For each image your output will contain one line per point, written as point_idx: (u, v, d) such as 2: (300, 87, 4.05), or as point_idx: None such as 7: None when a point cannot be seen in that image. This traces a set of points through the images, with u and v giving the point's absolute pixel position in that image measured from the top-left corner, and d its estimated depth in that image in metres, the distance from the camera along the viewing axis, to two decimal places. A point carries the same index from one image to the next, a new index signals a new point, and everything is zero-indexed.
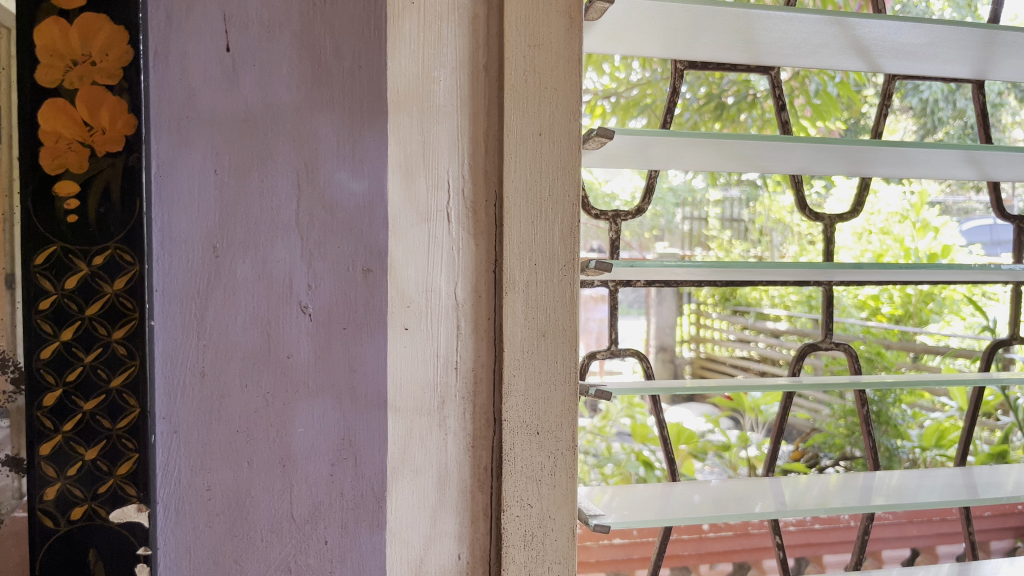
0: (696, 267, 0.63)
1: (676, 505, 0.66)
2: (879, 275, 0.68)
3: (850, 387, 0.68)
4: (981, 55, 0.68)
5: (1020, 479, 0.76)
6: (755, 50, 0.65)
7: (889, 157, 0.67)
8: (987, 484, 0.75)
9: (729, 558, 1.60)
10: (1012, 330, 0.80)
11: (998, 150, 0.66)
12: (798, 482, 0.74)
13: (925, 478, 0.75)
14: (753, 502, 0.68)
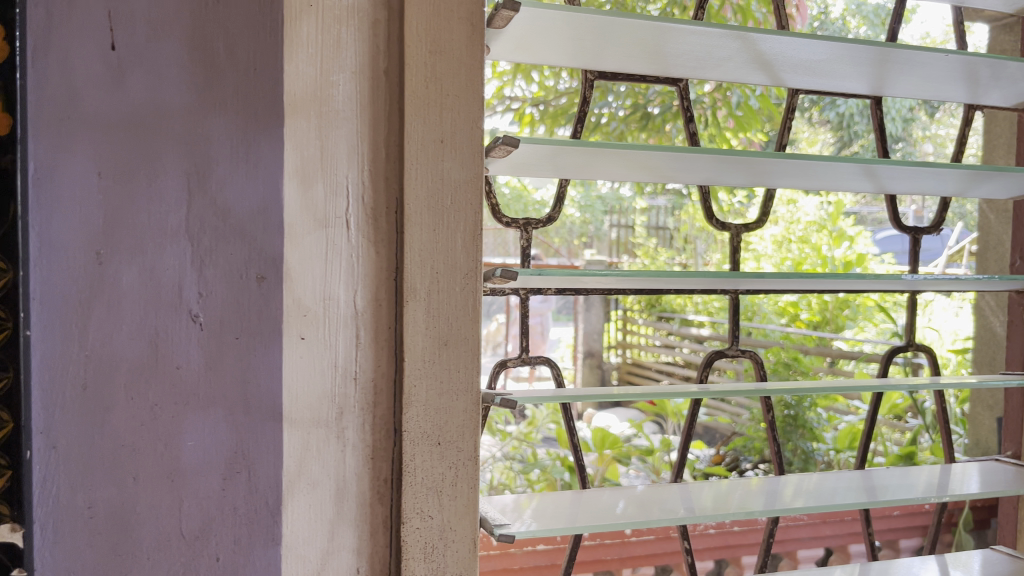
0: (607, 275, 0.62)
1: (600, 514, 0.65)
2: (784, 284, 0.70)
3: (757, 394, 0.68)
4: (876, 69, 0.70)
5: (927, 481, 0.78)
6: (662, 62, 0.66)
7: (789, 169, 0.69)
8: (896, 486, 0.77)
9: (649, 562, 1.62)
10: (910, 336, 0.83)
11: (895, 165, 0.69)
12: (714, 488, 0.75)
13: (837, 482, 0.77)
14: (668, 509, 0.68)
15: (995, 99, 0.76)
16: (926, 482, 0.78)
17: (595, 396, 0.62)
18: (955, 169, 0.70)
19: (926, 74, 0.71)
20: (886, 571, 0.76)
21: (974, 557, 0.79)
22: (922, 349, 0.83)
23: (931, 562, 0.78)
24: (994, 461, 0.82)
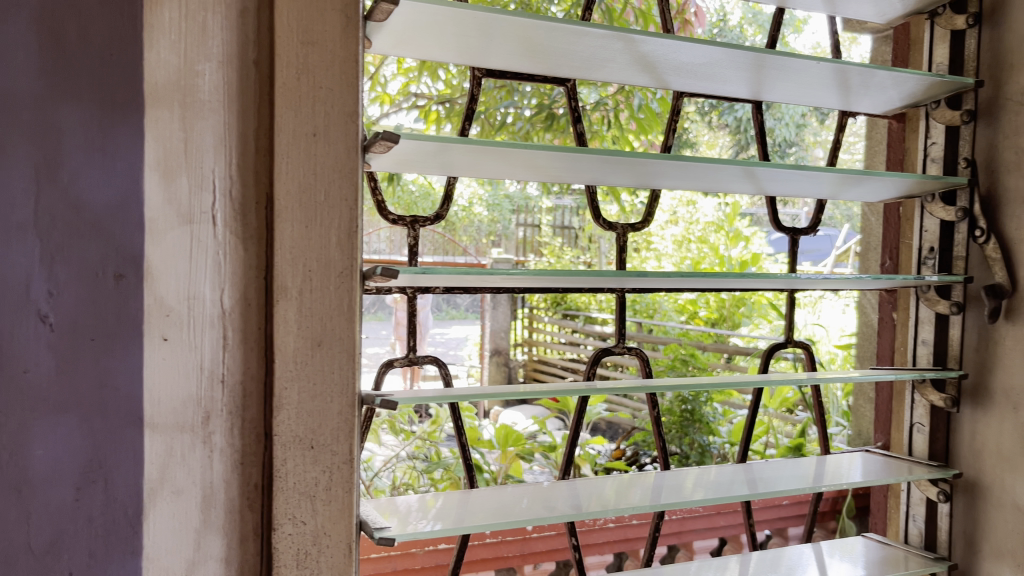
0: (500, 273, 0.61)
1: (506, 513, 0.65)
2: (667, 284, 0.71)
3: (642, 391, 0.68)
4: (753, 74, 0.72)
5: (805, 471, 0.81)
6: (546, 59, 0.67)
7: (671, 170, 0.70)
8: (773, 478, 0.79)
9: (552, 557, 1.64)
10: (789, 332, 0.86)
11: (773, 168, 0.71)
12: (616, 482, 0.76)
13: (716, 476, 0.79)
14: (574, 504, 0.69)
15: (865, 105, 0.80)
16: (807, 472, 0.81)
17: (486, 394, 0.62)
18: (828, 173, 0.73)
19: (801, 80, 0.73)
20: (774, 560, 0.78)
21: (855, 545, 0.82)
22: (798, 346, 0.87)
23: (810, 549, 0.81)
24: (866, 451, 0.86)
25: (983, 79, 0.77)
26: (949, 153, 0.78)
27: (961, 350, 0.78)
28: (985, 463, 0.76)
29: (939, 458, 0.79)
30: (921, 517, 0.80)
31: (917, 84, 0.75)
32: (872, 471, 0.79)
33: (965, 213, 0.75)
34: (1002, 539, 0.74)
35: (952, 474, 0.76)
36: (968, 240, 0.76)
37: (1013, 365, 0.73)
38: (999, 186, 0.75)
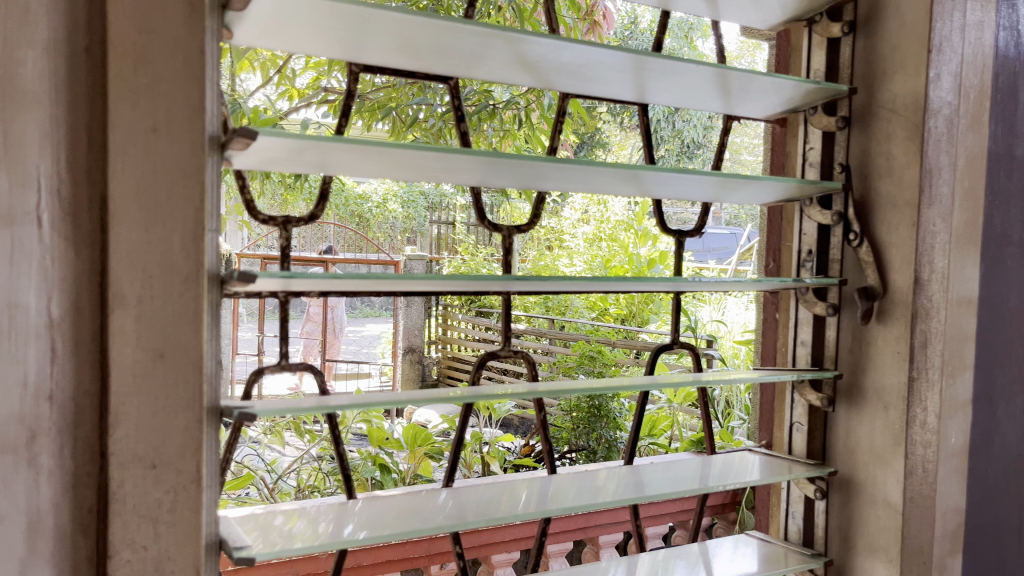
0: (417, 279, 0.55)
1: (416, 518, 0.64)
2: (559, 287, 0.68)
3: (530, 396, 0.62)
4: (635, 77, 0.72)
5: (688, 473, 0.81)
6: (421, 56, 0.65)
7: (554, 173, 0.70)
8: (654, 480, 0.79)
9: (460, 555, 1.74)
10: (675, 334, 0.86)
11: (654, 170, 0.70)
12: (533, 485, 0.76)
13: (597, 479, 0.78)
14: (484, 507, 0.68)
15: (746, 110, 0.81)
16: (693, 473, 0.81)
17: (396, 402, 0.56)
18: (712, 177, 0.73)
19: (684, 83, 0.73)
20: (656, 563, 0.78)
21: (733, 544, 0.83)
22: (683, 347, 0.87)
23: (692, 549, 0.81)
24: (749, 450, 0.87)
25: (858, 85, 0.78)
26: (826, 157, 0.80)
27: (837, 351, 0.80)
28: (859, 460, 0.78)
29: (816, 457, 0.81)
30: (800, 513, 0.82)
31: (795, 90, 0.76)
32: (752, 471, 0.80)
33: (841, 217, 0.77)
34: (874, 535, 0.76)
35: (829, 472, 0.78)
36: (843, 244, 0.78)
37: (885, 366, 0.75)
38: (871, 191, 0.77)
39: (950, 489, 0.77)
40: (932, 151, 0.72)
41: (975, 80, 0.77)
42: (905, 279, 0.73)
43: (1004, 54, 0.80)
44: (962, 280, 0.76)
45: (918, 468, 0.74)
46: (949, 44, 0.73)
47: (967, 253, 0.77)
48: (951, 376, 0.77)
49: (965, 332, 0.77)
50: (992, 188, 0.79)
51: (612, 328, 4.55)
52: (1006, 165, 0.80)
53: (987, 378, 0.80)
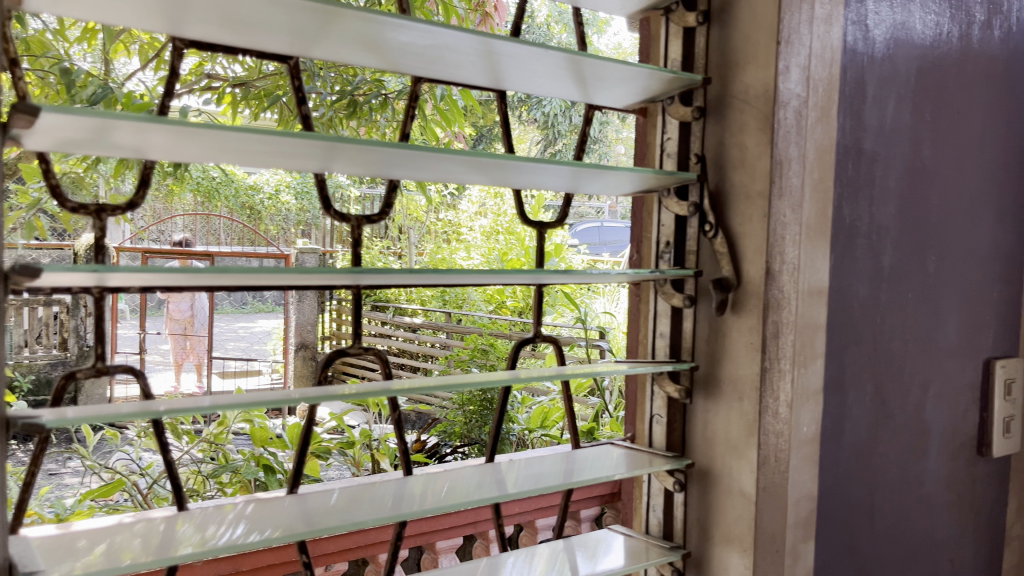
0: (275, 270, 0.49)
1: (317, 518, 0.60)
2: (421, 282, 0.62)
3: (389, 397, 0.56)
4: (485, 61, 0.69)
5: (551, 469, 0.78)
6: (249, 31, 0.60)
7: (401, 159, 0.66)
8: (509, 483, 0.74)
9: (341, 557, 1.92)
10: (537, 327, 0.84)
11: (501, 158, 0.67)
12: (399, 487, 0.70)
13: (452, 479, 0.73)
14: (377, 501, 0.66)
15: (604, 98, 0.79)
16: (555, 468, 0.79)
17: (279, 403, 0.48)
18: (569, 166, 0.72)
19: (539, 69, 0.71)
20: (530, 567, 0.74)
21: (595, 541, 0.80)
22: (547, 341, 0.85)
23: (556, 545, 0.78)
24: (613, 443, 0.86)
25: (712, 76, 0.78)
26: (682, 148, 0.79)
27: (693, 342, 0.80)
28: (716, 451, 0.78)
29: (675, 449, 0.81)
30: (660, 506, 0.82)
31: (650, 78, 0.75)
32: (612, 466, 0.79)
33: (696, 208, 0.77)
34: (730, 525, 0.76)
35: (686, 463, 0.78)
36: (699, 234, 0.78)
37: (738, 356, 0.76)
38: (726, 183, 0.77)
39: (802, 477, 0.78)
40: (782, 142, 0.73)
41: (824, 73, 0.77)
42: (757, 270, 0.74)
43: (852, 48, 0.81)
44: (811, 270, 0.77)
45: (770, 456, 0.75)
46: (797, 37, 0.73)
47: (816, 243, 0.78)
48: (802, 365, 0.77)
49: (814, 321, 0.78)
50: (840, 180, 0.80)
51: (508, 320, 4.63)
52: (855, 157, 0.82)
53: (837, 367, 0.82)
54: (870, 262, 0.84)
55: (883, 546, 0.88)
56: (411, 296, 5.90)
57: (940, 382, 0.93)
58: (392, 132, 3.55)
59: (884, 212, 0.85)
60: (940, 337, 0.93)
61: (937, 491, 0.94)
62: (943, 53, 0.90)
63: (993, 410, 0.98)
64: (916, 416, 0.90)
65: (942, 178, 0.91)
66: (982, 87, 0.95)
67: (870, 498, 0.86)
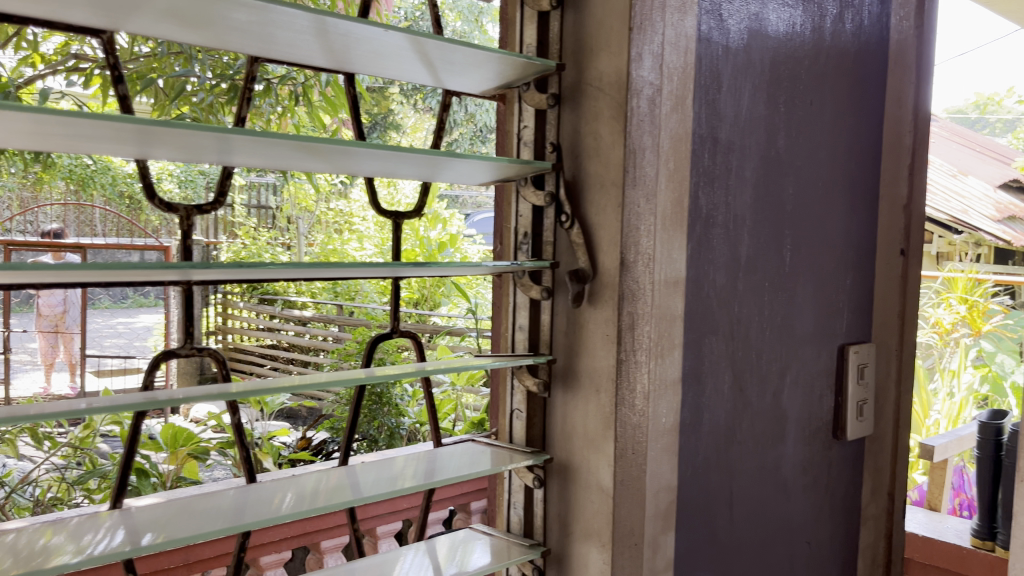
0: (67, 268, 0.44)
1: (191, 523, 0.55)
2: (250, 280, 0.57)
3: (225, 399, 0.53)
4: (321, 40, 0.65)
5: (424, 469, 0.72)
6: (48, 2, 0.53)
7: (235, 144, 0.61)
8: (387, 480, 0.69)
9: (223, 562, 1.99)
10: (394, 321, 0.80)
11: (339, 144, 0.63)
12: (268, 492, 0.63)
13: (322, 481, 0.67)
14: (268, 501, 0.61)
15: (457, 83, 0.76)
16: (432, 465, 0.74)
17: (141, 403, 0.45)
18: (424, 153, 0.69)
19: (380, 51, 0.68)
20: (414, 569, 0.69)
21: (452, 543, 0.76)
22: (406, 336, 0.81)
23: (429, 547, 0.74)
24: (473, 439, 0.83)
25: (567, 62, 0.76)
26: (539, 136, 0.77)
27: (551, 335, 0.78)
28: (574, 444, 0.77)
29: (535, 444, 0.79)
30: (520, 503, 0.80)
31: (502, 63, 0.72)
32: (472, 461, 0.75)
33: (552, 198, 0.75)
34: (589, 520, 0.75)
35: (545, 459, 0.76)
36: (556, 225, 0.76)
37: (595, 348, 0.75)
38: (581, 172, 0.75)
39: (660, 468, 0.78)
40: (634, 131, 0.72)
41: (679, 62, 0.77)
42: (612, 260, 0.73)
43: (706, 37, 0.80)
44: (668, 261, 0.77)
45: (628, 449, 0.74)
46: (649, 24, 0.72)
47: (672, 234, 0.77)
48: (659, 356, 0.77)
49: (671, 311, 0.78)
50: (696, 170, 0.80)
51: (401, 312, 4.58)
52: (710, 147, 0.82)
53: (694, 357, 0.82)
54: (727, 252, 0.85)
55: (742, 532, 0.89)
56: (302, 288, 5.74)
57: (796, 368, 0.95)
58: (276, 118, 3.43)
59: (740, 202, 0.86)
60: (797, 324, 0.95)
61: (794, 475, 0.96)
62: (797, 45, 0.91)
63: (848, 394, 1.01)
64: (773, 403, 0.92)
65: (796, 168, 0.93)
66: (834, 80, 0.97)
67: (728, 485, 0.87)
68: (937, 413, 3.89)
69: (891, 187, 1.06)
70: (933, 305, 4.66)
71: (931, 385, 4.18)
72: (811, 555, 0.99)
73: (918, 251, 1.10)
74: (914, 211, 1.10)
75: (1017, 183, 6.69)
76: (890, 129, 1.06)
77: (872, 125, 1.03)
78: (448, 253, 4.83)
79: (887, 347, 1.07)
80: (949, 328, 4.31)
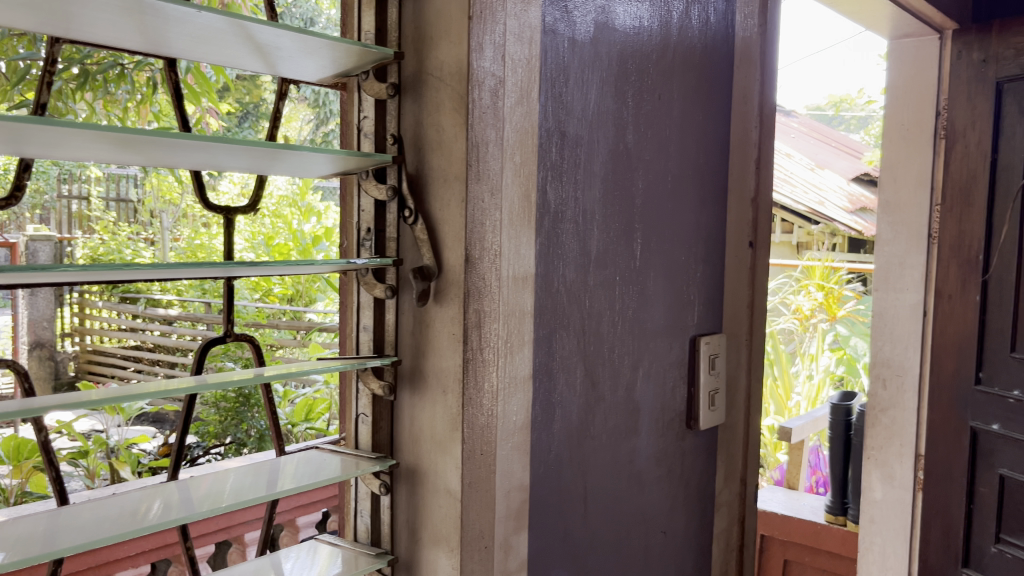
0: None
1: (42, 539, 0.52)
2: (48, 280, 0.51)
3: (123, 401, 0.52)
4: (130, 21, 0.59)
5: (301, 470, 0.69)
6: None
7: (30, 135, 0.54)
8: (265, 482, 0.65)
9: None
10: (228, 324, 0.74)
11: (155, 134, 0.57)
12: (135, 499, 0.60)
13: (194, 487, 0.64)
14: (135, 510, 0.58)
15: (291, 70, 0.72)
16: (309, 466, 0.71)
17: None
18: (254, 145, 0.64)
19: (198, 34, 0.62)
20: None
21: (299, 555, 0.71)
22: (242, 340, 0.76)
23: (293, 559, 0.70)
24: (317, 445, 0.78)
25: (408, 50, 0.73)
26: (379, 128, 0.74)
27: (397, 335, 0.75)
28: (422, 448, 0.74)
29: (381, 449, 0.75)
30: (367, 511, 0.76)
31: (340, 51, 0.68)
32: (323, 466, 0.71)
33: (394, 192, 0.72)
34: (437, 525, 0.73)
35: (390, 464, 0.73)
36: (399, 220, 0.73)
37: (441, 348, 0.72)
38: (424, 166, 0.73)
39: (511, 467, 0.76)
40: (477, 123, 0.70)
41: (524, 54, 0.75)
42: (456, 257, 0.71)
43: (552, 29, 0.79)
44: (516, 257, 0.75)
45: (477, 450, 0.72)
46: (490, 14, 0.70)
47: (520, 229, 0.76)
48: (509, 354, 0.75)
49: (520, 308, 0.76)
50: (544, 164, 0.79)
51: (274, 309, 4.43)
52: (558, 141, 0.81)
53: (545, 353, 0.81)
54: (577, 247, 0.84)
55: (596, 526, 0.89)
56: (167, 285, 5.45)
57: (648, 361, 0.96)
58: (134, 107, 3.22)
59: (590, 197, 0.85)
60: (648, 318, 0.96)
61: (648, 466, 0.97)
62: (644, 40, 0.91)
63: (699, 384, 1.03)
64: (626, 396, 0.92)
65: (645, 162, 0.93)
66: (682, 76, 0.98)
67: (582, 480, 0.86)
68: (798, 395, 4.10)
69: (739, 181, 1.09)
70: (794, 291, 4.91)
71: (792, 368, 4.40)
72: (666, 544, 1.00)
73: (765, 243, 1.14)
74: (761, 203, 1.13)
75: (868, 176, 7.13)
76: (738, 124, 1.08)
77: (720, 120, 1.05)
78: (323, 247, 4.70)
79: (737, 337, 1.10)
80: (808, 314, 4.55)
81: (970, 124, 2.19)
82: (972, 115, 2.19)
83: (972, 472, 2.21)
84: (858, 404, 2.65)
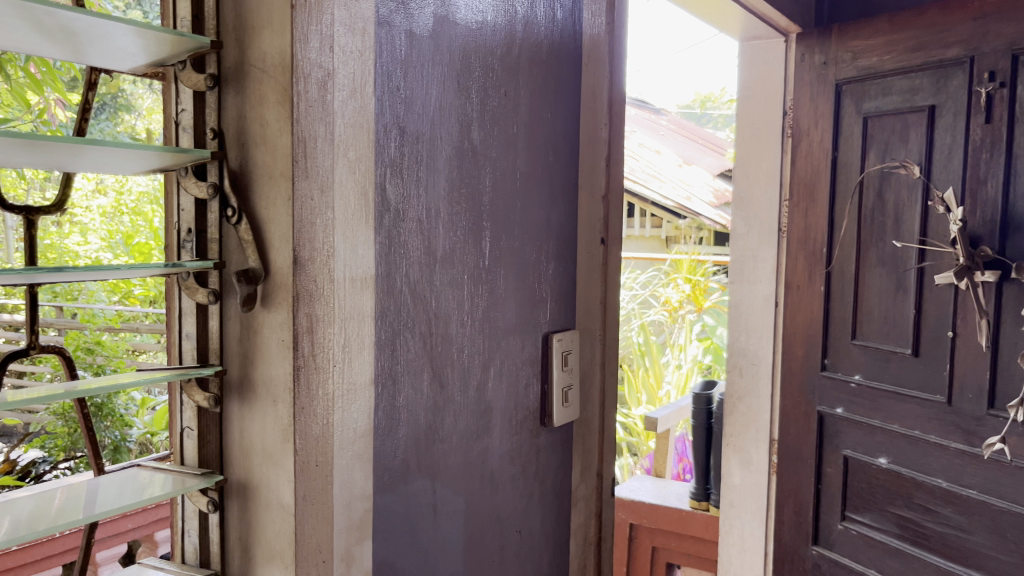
0: None
1: None
2: None
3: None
4: None
5: (162, 481, 0.66)
6: None
7: None
8: (123, 494, 0.62)
9: None
10: (31, 337, 0.68)
11: None
12: None
13: (48, 499, 0.60)
14: None
15: (99, 59, 0.64)
16: (165, 479, 0.67)
17: None
18: (51, 141, 0.57)
19: None
20: None
21: None
22: (49, 352, 0.69)
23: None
24: (138, 462, 0.73)
25: (228, 40, 0.69)
26: (198, 121, 0.70)
27: (222, 342, 0.71)
28: (252, 461, 0.70)
29: (209, 464, 0.71)
30: (194, 530, 0.72)
31: (151, 37, 0.62)
32: (162, 481, 0.67)
33: (216, 190, 0.68)
34: (270, 541, 0.69)
35: (217, 479, 0.69)
36: (221, 220, 0.69)
37: (271, 356, 0.68)
38: (248, 162, 0.69)
39: (352, 476, 0.73)
40: (303, 117, 0.66)
41: (358, 46, 0.72)
42: (284, 259, 0.67)
43: (388, 21, 0.76)
44: (352, 258, 0.71)
45: (311, 461, 0.68)
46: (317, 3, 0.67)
47: (357, 227, 0.72)
48: (348, 360, 0.72)
49: (359, 311, 0.73)
50: (381, 162, 0.76)
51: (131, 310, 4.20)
52: (397, 136, 0.78)
53: (387, 356, 0.78)
54: (420, 246, 0.82)
55: (446, 531, 0.87)
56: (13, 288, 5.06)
57: (500, 360, 0.95)
58: None
59: (433, 194, 0.83)
60: (500, 317, 0.95)
61: (501, 467, 0.96)
62: (488, 36, 0.90)
63: (552, 381, 1.03)
64: (476, 397, 0.91)
65: (492, 160, 0.92)
66: (529, 72, 0.97)
67: (430, 485, 0.84)
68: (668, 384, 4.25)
69: (590, 178, 1.10)
70: (664, 285, 5.07)
71: (663, 358, 4.56)
72: (521, 543, 1.00)
73: (615, 239, 1.15)
74: (612, 199, 1.14)
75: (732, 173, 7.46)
76: (588, 121, 1.09)
77: (570, 117, 1.06)
78: None
79: (590, 332, 1.11)
80: (677, 305, 4.73)
81: (813, 124, 2.32)
82: (816, 115, 2.32)
83: (820, 454, 2.34)
84: (719, 393, 2.77)
